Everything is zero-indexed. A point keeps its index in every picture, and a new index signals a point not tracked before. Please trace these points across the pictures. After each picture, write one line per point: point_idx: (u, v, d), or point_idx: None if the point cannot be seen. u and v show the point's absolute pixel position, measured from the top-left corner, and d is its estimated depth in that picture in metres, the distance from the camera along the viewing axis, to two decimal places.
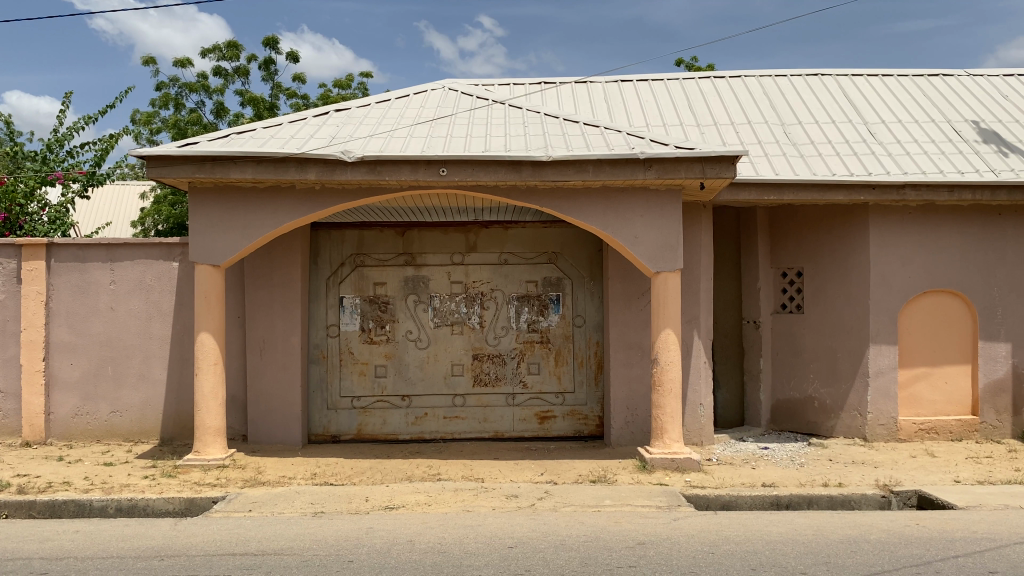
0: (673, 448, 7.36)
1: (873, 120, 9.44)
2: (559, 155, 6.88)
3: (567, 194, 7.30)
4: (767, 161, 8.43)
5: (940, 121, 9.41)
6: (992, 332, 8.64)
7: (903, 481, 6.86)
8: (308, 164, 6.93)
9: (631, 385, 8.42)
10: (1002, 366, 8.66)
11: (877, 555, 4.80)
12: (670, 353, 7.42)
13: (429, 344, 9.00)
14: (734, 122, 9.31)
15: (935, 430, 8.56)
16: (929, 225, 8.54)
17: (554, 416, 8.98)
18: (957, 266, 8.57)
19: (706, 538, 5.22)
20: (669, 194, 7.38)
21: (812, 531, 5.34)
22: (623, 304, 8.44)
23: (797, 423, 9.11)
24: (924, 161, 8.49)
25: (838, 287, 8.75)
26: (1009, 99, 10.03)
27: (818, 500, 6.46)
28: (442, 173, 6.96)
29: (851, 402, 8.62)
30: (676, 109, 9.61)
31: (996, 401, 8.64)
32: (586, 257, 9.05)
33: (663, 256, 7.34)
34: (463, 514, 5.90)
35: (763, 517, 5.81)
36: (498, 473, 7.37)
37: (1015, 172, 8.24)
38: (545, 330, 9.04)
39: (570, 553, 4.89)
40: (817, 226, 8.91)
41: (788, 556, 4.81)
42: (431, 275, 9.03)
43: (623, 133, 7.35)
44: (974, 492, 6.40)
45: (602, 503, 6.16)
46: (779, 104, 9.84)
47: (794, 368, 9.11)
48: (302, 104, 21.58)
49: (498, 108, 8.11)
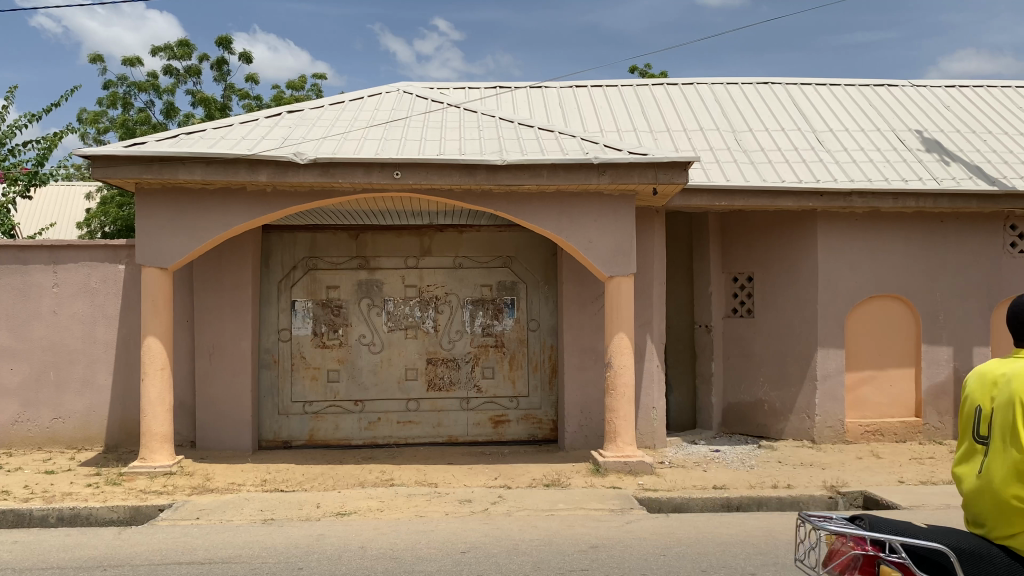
0: (626, 451, 7.41)
1: (821, 128, 9.65)
2: (514, 159, 6.90)
3: (521, 197, 7.31)
4: (719, 167, 8.55)
5: (885, 130, 9.64)
6: (934, 336, 8.84)
7: (849, 482, 7.00)
8: (259, 166, 6.85)
9: (586, 388, 8.46)
10: (944, 369, 8.85)
11: None
12: (623, 356, 7.46)
13: (382, 348, 8.93)
14: (686, 129, 9.42)
15: (881, 431, 8.75)
16: (874, 232, 8.75)
17: (508, 421, 8.97)
18: (901, 272, 8.78)
19: (658, 540, 5.26)
20: (622, 199, 7.43)
21: (761, 532, 5.42)
22: (577, 309, 8.47)
23: (746, 426, 9.21)
24: (870, 169, 8.69)
25: (787, 292, 8.90)
26: (950, 110, 10.32)
27: (767, 502, 6.55)
28: (396, 176, 6.91)
29: (799, 405, 8.77)
30: (630, 115, 9.70)
31: (939, 404, 8.84)
32: (541, 261, 9.06)
33: (617, 260, 7.41)
34: (416, 520, 5.87)
35: (713, 519, 5.87)
36: (451, 478, 7.33)
37: (956, 181, 8.48)
38: (500, 334, 9.03)
39: (523, 557, 4.89)
40: (767, 232, 9.06)
41: (739, 557, 4.86)
42: (384, 278, 8.96)
43: (578, 137, 7.40)
44: (917, 493, 6.55)
45: (555, 508, 6.18)
46: (730, 113, 9.98)
47: (744, 371, 9.22)
48: (252, 104, 21.18)
49: (453, 112, 8.09)
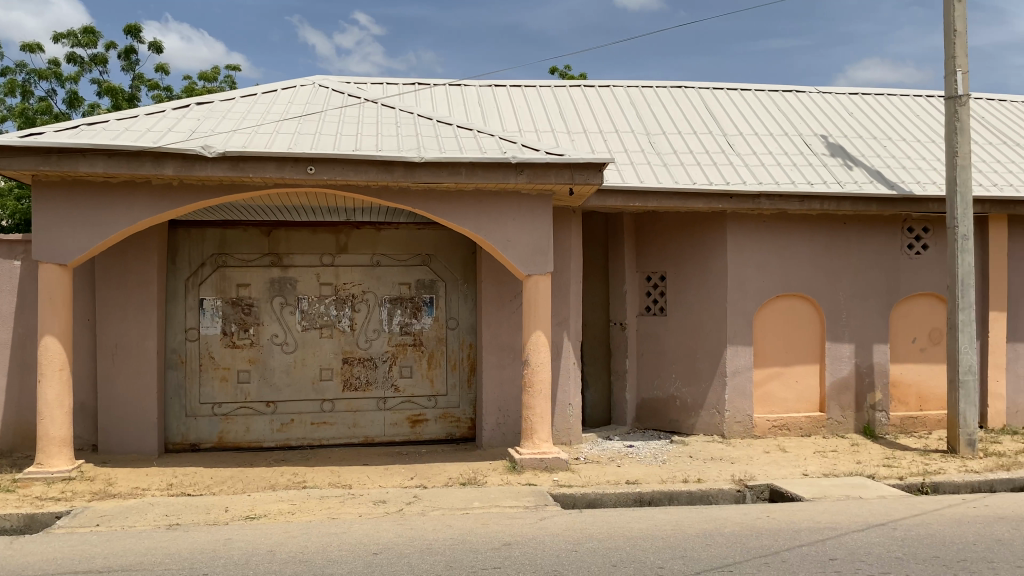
0: (542, 449, 7.45)
1: (732, 132, 9.91)
2: (432, 156, 6.84)
3: (439, 194, 7.27)
4: (634, 168, 8.69)
5: (793, 135, 9.98)
6: (837, 333, 9.18)
7: (756, 475, 7.22)
8: (166, 159, 6.62)
9: (503, 387, 8.48)
10: (846, 365, 9.21)
11: (729, 547, 5.02)
12: (540, 354, 7.50)
13: (296, 348, 8.75)
14: (603, 130, 9.55)
15: (787, 426, 9.04)
16: (782, 233, 9.04)
17: (426, 420, 8.92)
18: (807, 272, 9.10)
19: (570, 536, 5.31)
20: (540, 198, 7.47)
21: (671, 526, 5.54)
22: (495, 307, 8.47)
23: (660, 422, 9.39)
24: (778, 172, 8.97)
25: (699, 291, 9.11)
26: (853, 116, 10.75)
27: (677, 496, 6.69)
28: (310, 171, 6.77)
29: (710, 400, 8.99)
30: (548, 115, 9.77)
31: (842, 398, 9.19)
32: (459, 259, 9.04)
33: (534, 259, 7.45)
34: (328, 522, 5.77)
35: (625, 514, 5.96)
36: (366, 479, 7.24)
37: (858, 184, 8.83)
38: (418, 333, 8.97)
39: (435, 557, 4.87)
40: (680, 232, 9.25)
41: (648, 551, 4.95)
42: (298, 276, 8.78)
43: (496, 136, 7.40)
44: (819, 485, 6.80)
45: (470, 506, 6.17)
46: (645, 115, 10.16)
47: (658, 368, 9.40)
48: (162, 95, 20.46)
49: (369, 107, 7.98)
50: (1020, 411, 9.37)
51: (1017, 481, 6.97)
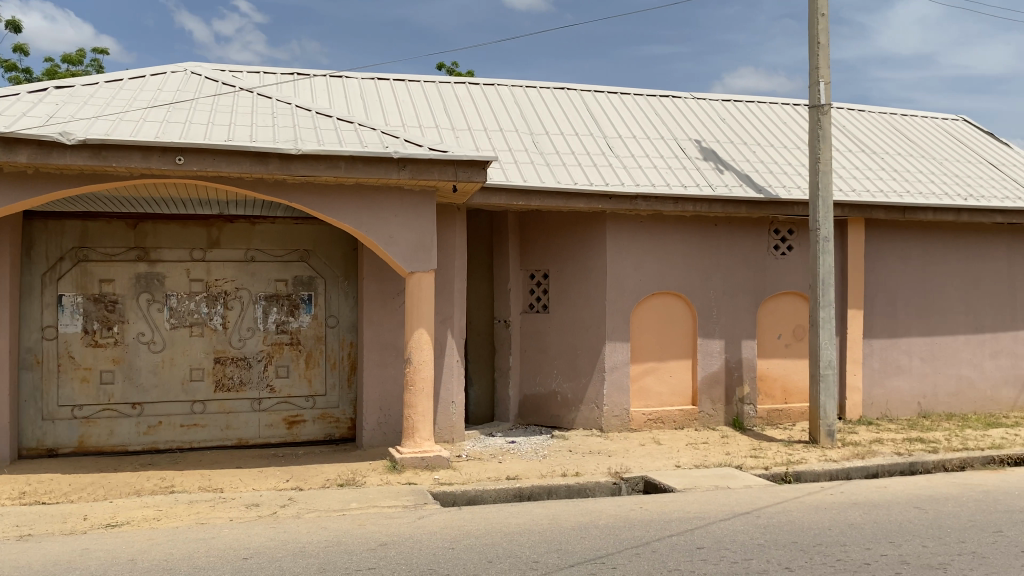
0: (423, 447, 7.40)
1: (612, 134, 10.14)
2: (310, 149, 6.67)
3: (318, 189, 7.09)
4: (516, 167, 8.75)
5: (669, 138, 10.30)
6: (709, 329, 9.54)
7: (632, 468, 7.41)
8: (18, 145, 6.19)
9: (384, 386, 8.38)
10: (717, 361, 9.58)
11: (603, 539, 5.13)
12: (422, 352, 7.44)
13: (164, 347, 8.37)
14: (486, 128, 9.57)
15: (662, 419, 9.34)
16: (658, 233, 9.32)
17: (304, 421, 8.71)
18: (682, 271, 9.42)
19: (447, 534, 5.30)
20: (422, 194, 7.41)
21: (548, 520, 5.61)
22: (377, 304, 8.35)
23: (541, 417, 9.50)
24: (655, 174, 9.24)
25: (580, 289, 9.28)
26: (726, 122, 11.20)
27: (556, 490, 6.78)
28: (178, 161, 6.46)
29: (589, 396, 9.18)
30: (431, 111, 9.71)
31: (713, 392, 9.56)
32: (340, 256, 8.86)
33: (416, 256, 7.39)
34: (196, 527, 5.54)
35: (504, 510, 6.01)
36: (239, 482, 6.99)
37: (728, 188, 9.21)
38: (296, 331, 8.73)
39: (308, 560, 4.75)
40: (562, 231, 9.39)
41: (524, 546, 4.99)
42: (167, 272, 8.40)
43: (377, 130, 7.28)
44: (690, 476, 7.05)
45: (347, 507, 6.06)
46: (529, 114, 10.25)
47: (540, 365, 9.50)
48: (20, 78, 19.12)
49: (245, 97, 7.70)
50: (874, 402, 10.00)
51: (870, 468, 7.44)
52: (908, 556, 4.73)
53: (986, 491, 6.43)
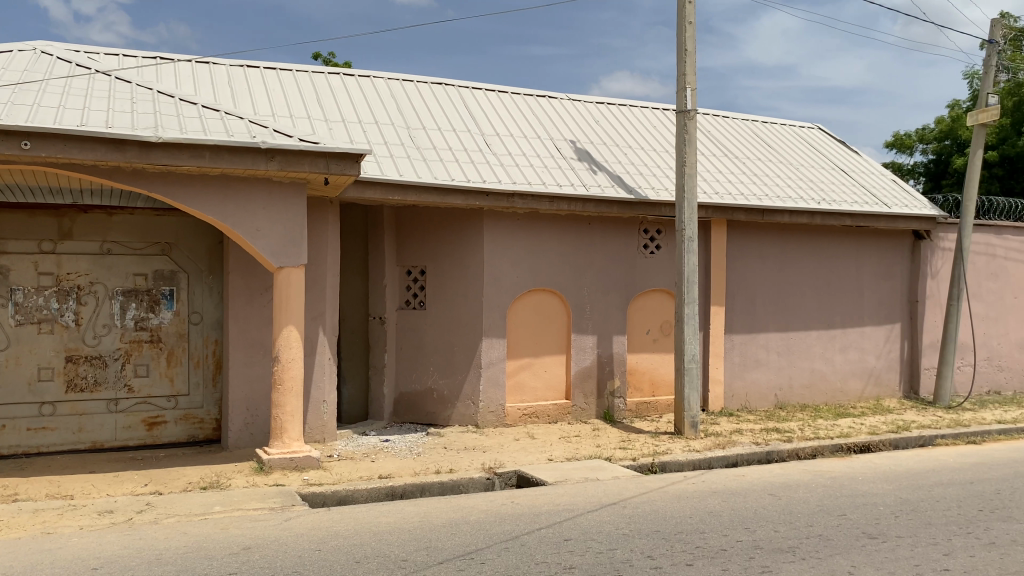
0: (292, 447, 7.21)
1: (488, 131, 10.19)
2: (171, 137, 6.37)
3: (180, 179, 6.77)
4: (392, 162, 8.65)
5: (545, 138, 10.45)
6: (582, 325, 9.75)
7: (504, 463, 7.48)
8: None
9: (252, 385, 8.11)
10: (590, 356, 9.80)
11: (473, 534, 5.15)
12: (291, 349, 7.25)
13: (8, 345, 7.81)
14: (362, 121, 9.42)
15: (536, 414, 9.48)
16: (534, 231, 9.44)
17: (164, 422, 8.31)
18: (556, 268, 9.57)
19: (314, 535, 5.18)
20: (293, 187, 7.21)
21: (418, 518, 5.58)
22: (245, 300, 8.06)
23: (416, 415, 9.45)
24: (530, 172, 9.35)
25: (455, 285, 9.28)
26: (599, 123, 11.46)
27: (429, 487, 6.75)
28: (24, 146, 6.01)
29: (465, 392, 9.20)
30: (305, 102, 9.46)
31: (585, 386, 9.77)
32: (204, 250, 8.50)
33: (286, 250, 7.19)
34: (42, 538, 5.19)
35: (374, 509, 5.94)
36: (91, 488, 6.60)
37: (601, 188, 9.43)
38: (156, 328, 8.32)
39: (164, 568, 4.53)
40: (438, 227, 9.36)
41: (393, 545, 4.94)
42: (11, 265, 7.84)
43: (245, 119, 7.02)
44: (560, 469, 7.18)
45: (210, 511, 5.83)
46: (405, 108, 10.15)
47: (415, 362, 9.44)
48: None
49: (100, 79, 7.26)
50: (735, 394, 10.49)
51: (729, 457, 7.80)
52: (761, 541, 4.98)
53: (833, 477, 6.86)
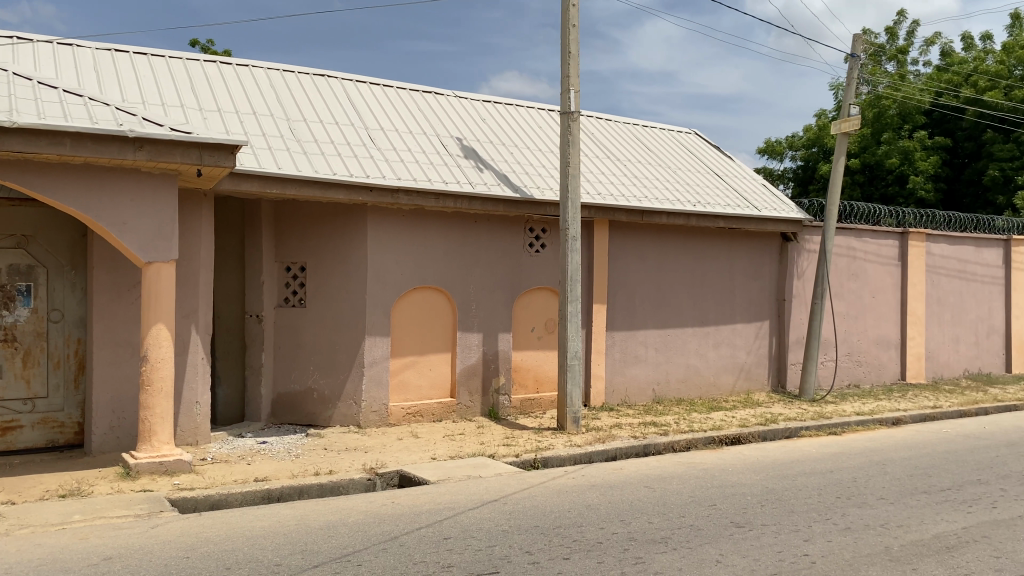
0: (161, 451, 6.88)
1: (373, 126, 10.04)
2: (27, 122, 5.95)
3: (38, 167, 6.34)
4: (271, 154, 8.40)
5: (430, 134, 10.39)
6: (467, 323, 9.75)
7: (386, 463, 7.38)
8: None
9: (118, 386, 7.70)
10: (475, 353, 9.81)
11: (351, 536, 5.05)
12: (161, 348, 6.91)
13: None
14: (240, 112, 9.09)
15: (420, 413, 9.40)
16: (418, 228, 9.36)
17: (20, 427, 7.79)
18: (441, 266, 9.53)
19: (182, 542, 4.96)
20: (163, 178, 6.89)
21: (294, 522, 5.43)
22: (110, 296, 7.65)
23: (295, 415, 9.21)
24: (415, 169, 9.27)
25: (337, 282, 9.10)
26: (486, 122, 11.49)
27: (307, 489, 6.58)
28: None
29: (347, 391, 9.03)
30: (178, 90, 9.05)
31: (470, 384, 9.78)
32: (66, 243, 8.01)
33: (155, 245, 6.86)
34: None
35: (248, 513, 5.74)
36: None
37: (486, 185, 9.46)
38: (10, 327, 7.78)
39: None
40: (320, 222, 9.15)
41: (267, 549, 4.79)
42: None
43: (111, 106, 6.65)
44: (442, 467, 7.15)
45: (69, 520, 5.48)
46: (286, 100, 9.87)
47: (295, 361, 9.20)
48: None
49: None
50: (616, 390, 10.74)
51: (609, 451, 7.97)
52: (636, 532, 5.11)
53: (704, 469, 7.13)
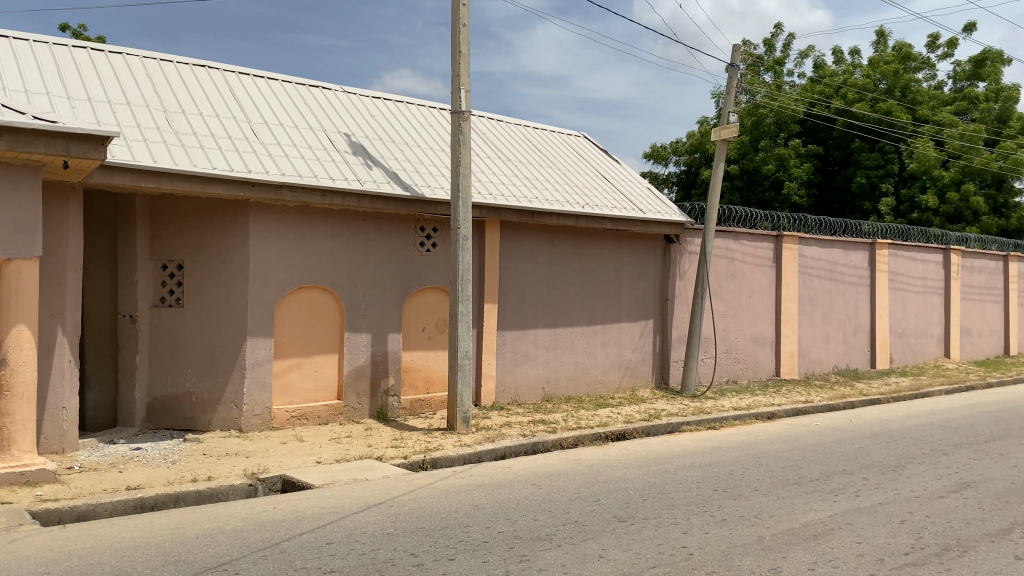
0: (22, 460, 6.43)
1: (257, 120, 9.74)
2: None
3: None
4: (146, 146, 8.02)
5: (318, 130, 10.16)
6: (355, 324, 9.59)
7: (269, 468, 7.17)
8: None
9: None
10: (363, 354, 9.66)
11: (229, 544, 4.88)
12: (21, 351, 6.49)
13: None
14: (112, 101, 8.65)
15: (305, 416, 9.19)
16: (304, 226, 9.14)
17: None
18: (327, 265, 9.33)
19: (44, 557, 4.66)
20: (24, 170, 6.47)
21: (168, 531, 5.19)
22: None
23: (173, 420, 8.83)
24: (301, 164, 9.05)
25: (218, 281, 8.79)
26: (375, 118, 11.33)
27: (184, 497, 6.32)
28: None
29: (227, 394, 8.72)
30: (44, 76, 8.53)
31: (357, 386, 9.62)
32: None
33: (15, 241, 6.43)
34: None
35: (118, 524, 5.46)
36: None
37: (375, 183, 9.33)
38: None
39: None
40: (199, 219, 8.81)
41: (138, 561, 4.56)
42: None
43: None
44: (328, 471, 7.01)
45: None
46: (164, 90, 9.45)
47: (172, 364, 8.85)
48: None
49: None
50: (506, 389, 10.80)
51: (498, 450, 7.99)
52: (521, 530, 5.14)
53: (590, 465, 7.26)
